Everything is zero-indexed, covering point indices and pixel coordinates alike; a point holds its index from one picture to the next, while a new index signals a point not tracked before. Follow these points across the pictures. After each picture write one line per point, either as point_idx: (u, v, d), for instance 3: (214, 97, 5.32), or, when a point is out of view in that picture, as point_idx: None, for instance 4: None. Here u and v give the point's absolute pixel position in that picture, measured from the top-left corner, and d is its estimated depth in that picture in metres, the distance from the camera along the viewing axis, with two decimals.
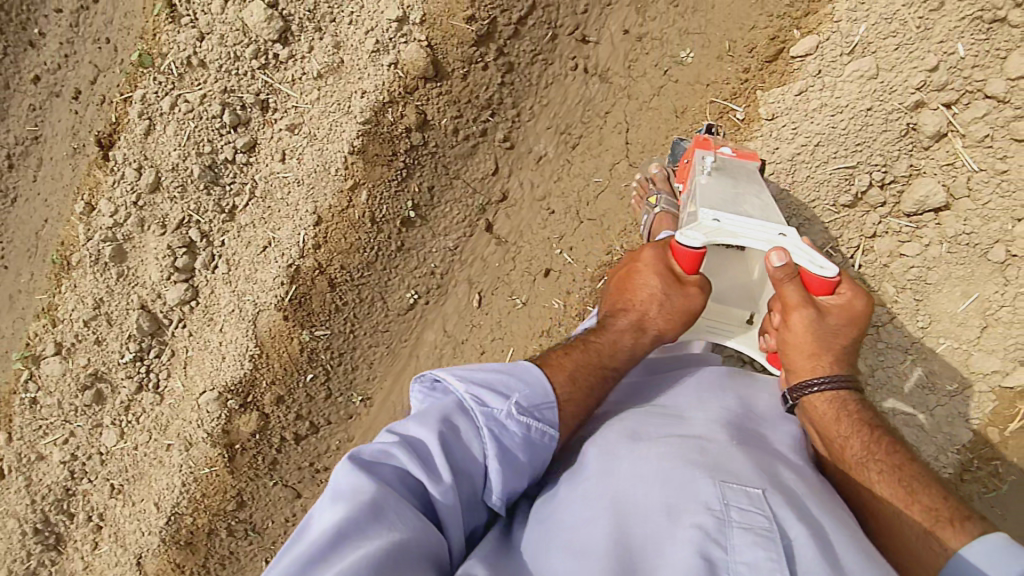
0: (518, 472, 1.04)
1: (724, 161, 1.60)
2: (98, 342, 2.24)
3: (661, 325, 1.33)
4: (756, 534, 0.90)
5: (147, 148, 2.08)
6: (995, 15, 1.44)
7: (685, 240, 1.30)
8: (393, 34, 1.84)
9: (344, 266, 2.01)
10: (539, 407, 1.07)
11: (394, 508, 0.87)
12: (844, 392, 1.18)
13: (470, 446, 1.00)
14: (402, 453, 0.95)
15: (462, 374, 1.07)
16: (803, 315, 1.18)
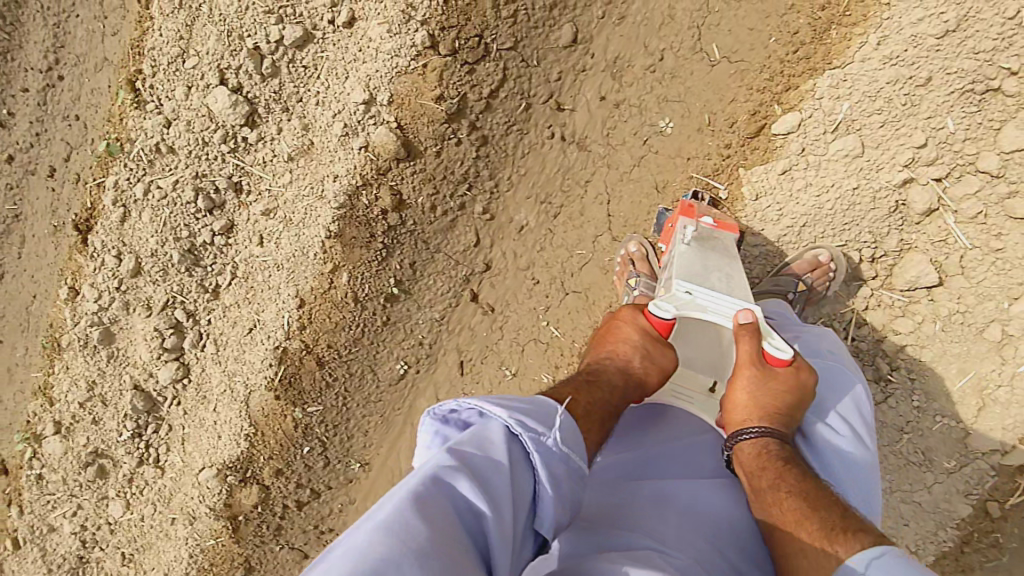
0: (565, 507, 0.88)
1: (706, 232, 1.52)
2: (95, 422, 2.18)
3: (645, 376, 1.23)
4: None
5: (124, 234, 2.03)
6: (989, 84, 1.37)
7: (657, 310, 1.26)
8: (361, 117, 1.78)
9: (330, 344, 1.95)
10: (575, 441, 0.93)
11: (444, 552, 0.70)
12: (770, 441, 1.13)
13: (522, 474, 0.84)
14: (462, 473, 0.78)
15: (498, 400, 0.92)
16: (746, 370, 1.17)
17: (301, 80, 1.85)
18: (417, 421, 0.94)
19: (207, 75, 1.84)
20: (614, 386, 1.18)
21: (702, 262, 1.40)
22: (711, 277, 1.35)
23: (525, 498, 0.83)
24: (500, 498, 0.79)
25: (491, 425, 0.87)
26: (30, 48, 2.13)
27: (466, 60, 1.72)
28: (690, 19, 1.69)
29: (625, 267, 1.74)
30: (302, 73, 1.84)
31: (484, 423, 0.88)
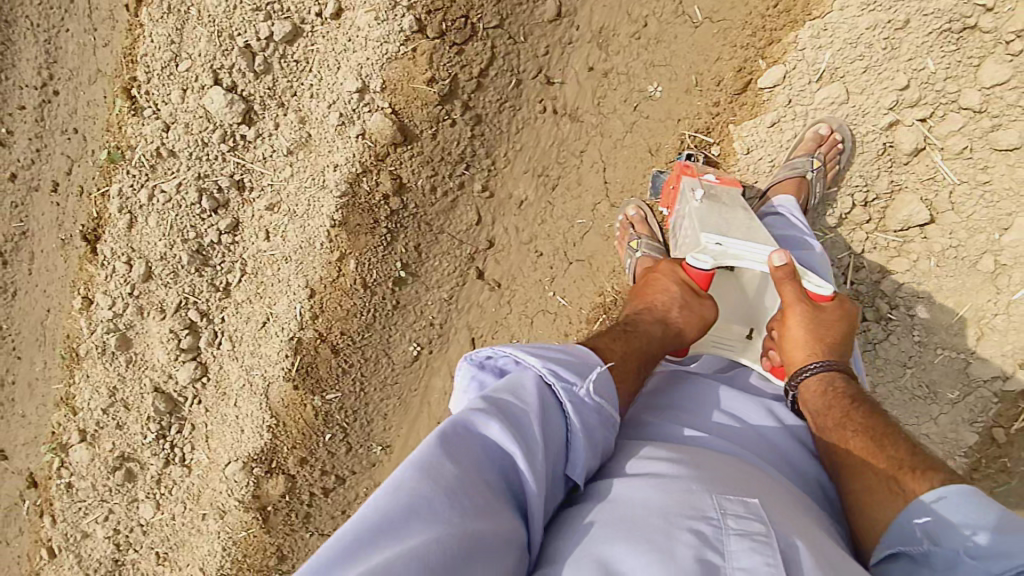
0: (595, 449, 0.94)
1: (711, 188, 1.55)
2: (119, 427, 2.22)
3: (682, 325, 1.32)
4: (755, 539, 0.79)
5: (132, 241, 2.07)
6: (965, 23, 1.43)
7: (695, 262, 1.33)
8: (356, 105, 1.81)
9: (344, 331, 2.00)
10: (606, 390, 0.99)
11: (475, 491, 0.76)
12: (833, 374, 1.22)
13: (555, 417, 0.90)
14: (494, 415, 0.83)
15: (533, 351, 0.97)
16: (797, 309, 1.27)
17: (293, 74, 1.88)
18: (457, 367, 1.00)
19: (201, 77, 1.88)
20: (651, 334, 1.27)
21: (721, 215, 1.43)
22: (735, 226, 1.38)
23: (557, 442, 0.89)
24: (531, 438, 0.84)
25: (526, 374, 0.93)
26: (24, 66, 2.16)
27: (454, 42, 1.76)
28: None
29: (624, 231, 1.78)
30: (294, 67, 1.88)
31: (520, 374, 0.93)
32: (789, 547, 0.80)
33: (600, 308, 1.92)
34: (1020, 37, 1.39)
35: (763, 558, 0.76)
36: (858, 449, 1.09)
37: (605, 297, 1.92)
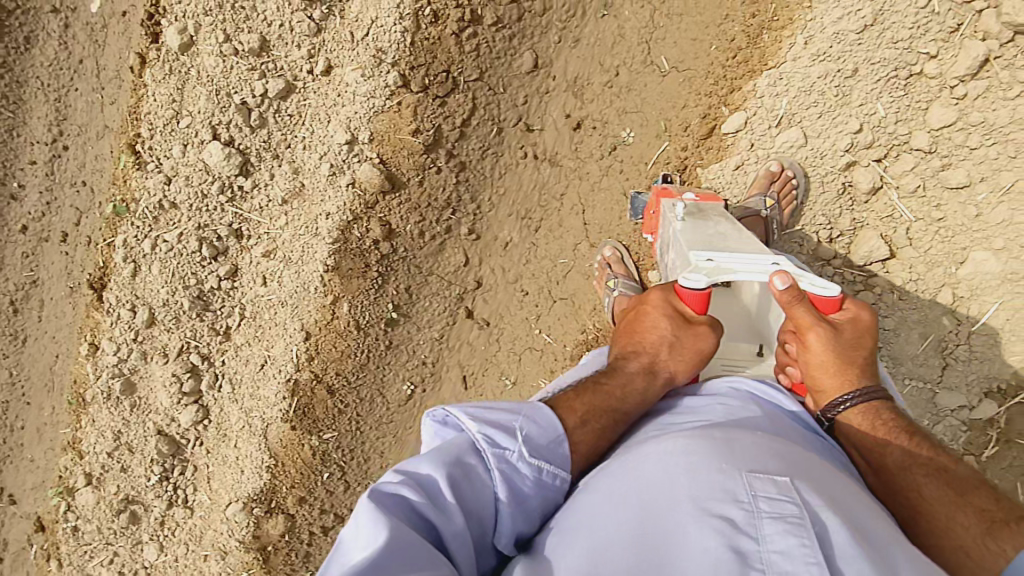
0: (525, 513, 1.03)
1: (693, 204, 1.58)
2: (123, 470, 2.29)
3: (673, 367, 1.26)
4: (788, 521, 0.85)
5: (136, 288, 2.17)
6: (911, 69, 1.55)
7: (688, 282, 1.25)
8: (346, 155, 1.91)
9: (339, 371, 2.07)
10: (547, 445, 1.07)
11: (415, 543, 0.84)
12: (872, 402, 1.17)
13: (483, 483, 0.99)
14: (412, 485, 0.92)
15: (471, 413, 1.06)
16: (821, 333, 1.15)
17: (288, 127, 1.98)
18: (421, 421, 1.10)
19: (200, 132, 1.97)
20: (630, 385, 1.23)
21: (708, 235, 1.41)
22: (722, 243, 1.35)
23: (487, 507, 0.98)
24: (450, 507, 0.93)
25: (459, 440, 1.02)
26: (35, 124, 2.28)
27: (437, 94, 1.85)
28: (638, 35, 1.82)
29: (602, 270, 1.87)
30: (288, 121, 1.98)
31: (453, 440, 1.02)
32: (822, 528, 0.85)
33: (585, 345, 2.00)
34: (963, 82, 1.52)
35: (798, 542, 0.81)
36: (932, 493, 1.08)
37: (589, 333, 2.00)
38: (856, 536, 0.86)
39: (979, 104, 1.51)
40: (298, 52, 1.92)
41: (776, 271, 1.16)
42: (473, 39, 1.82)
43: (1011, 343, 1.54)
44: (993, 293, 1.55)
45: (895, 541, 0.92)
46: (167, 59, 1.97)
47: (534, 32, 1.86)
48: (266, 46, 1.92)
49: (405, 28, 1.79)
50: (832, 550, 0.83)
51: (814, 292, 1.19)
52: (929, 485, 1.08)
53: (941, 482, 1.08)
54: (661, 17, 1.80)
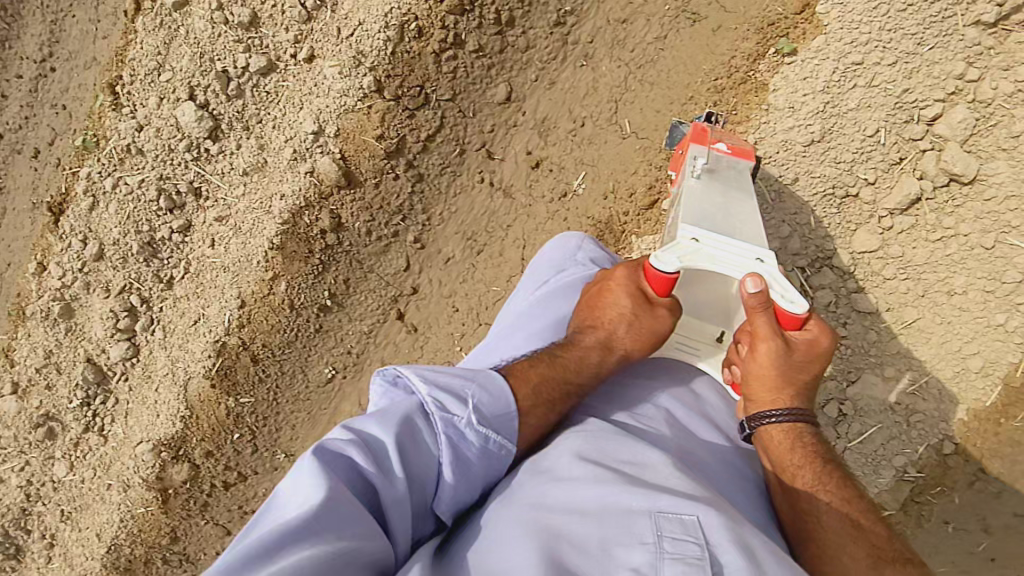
0: (467, 483, 1.00)
1: (717, 159, 1.54)
2: (48, 387, 2.33)
3: (628, 346, 1.26)
4: (687, 563, 0.83)
5: (91, 222, 2.21)
6: (848, 191, 1.59)
7: (658, 263, 1.21)
8: (310, 144, 1.95)
9: (265, 343, 2.14)
10: (499, 417, 1.03)
11: (349, 508, 0.83)
12: (800, 425, 1.17)
13: (427, 448, 0.96)
14: (355, 447, 0.91)
15: (425, 376, 1.03)
16: (770, 347, 1.15)
17: (263, 103, 2.03)
18: (371, 381, 1.08)
19: (178, 90, 2.01)
20: (586, 359, 1.23)
21: (705, 212, 1.37)
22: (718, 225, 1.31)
23: (427, 473, 0.96)
24: (389, 471, 0.91)
25: (409, 403, 1.00)
26: (28, 40, 2.32)
27: (408, 106, 1.90)
28: (610, 93, 1.87)
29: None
30: (264, 97, 2.02)
31: (403, 404, 1.00)
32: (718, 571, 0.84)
33: None
34: (891, 214, 1.58)
35: None
36: (832, 521, 1.07)
37: None
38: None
39: (901, 238, 1.58)
40: (285, 35, 1.96)
41: (751, 274, 1.15)
42: (451, 62, 1.87)
43: (881, 465, 1.62)
44: (875, 418, 1.62)
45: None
46: (160, 12, 2.02)
47: (513, 66, 1.91)
48: (257, 22, 1.96)
49: (388, 38, 1.83)
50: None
51: (781, 305, 1.16)
52: (833, 514, 1.08)
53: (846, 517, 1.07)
54: (636, 82, 1.85)
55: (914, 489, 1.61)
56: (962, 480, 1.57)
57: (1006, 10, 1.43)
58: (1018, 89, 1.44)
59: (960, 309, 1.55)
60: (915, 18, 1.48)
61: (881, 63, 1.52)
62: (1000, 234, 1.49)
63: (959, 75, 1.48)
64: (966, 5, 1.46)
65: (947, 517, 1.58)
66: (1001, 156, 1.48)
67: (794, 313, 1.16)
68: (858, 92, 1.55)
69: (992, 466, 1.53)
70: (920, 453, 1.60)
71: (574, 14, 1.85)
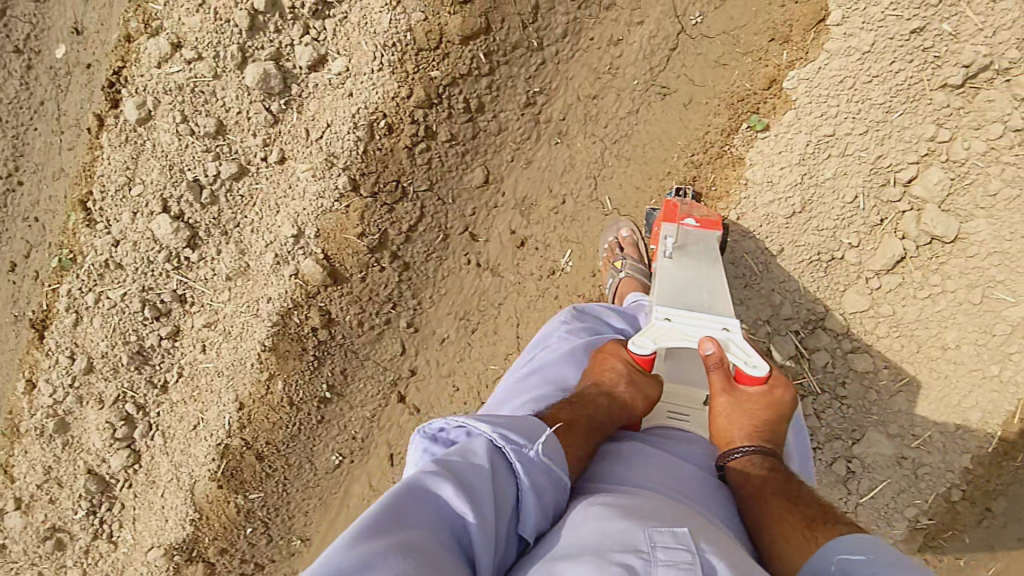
0: (546, 510, 0.94)
1: (687, 235, 1.54)
2: (51, 500, 2.19)
3: (628, 407, 1.20)
4: (680, 568, 0.80)
5: (77, 337, 2.12)
6: (834, 255, 1.64)
7: (636, 348, 1.27)
8: (291, 247, 1.94)
9: (269, 441, 2.07)
10: (555, 448, 1.00)
11: (429, 545, 0.77)
12: (760, 458, 1.14)
13: (504, 478, 0.91)
14: (443, 483, 0.86)
15: (486, 417, 1.00)
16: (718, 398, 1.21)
17: (238, 207, 2.00)
18: (410, 442, 1.02)
19: (150, 203, 1.98)
20: (593, 413, 1.17)
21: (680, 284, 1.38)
22: (689, 295, 1.35)
23: (506, 502, 0.90)
24: (482, 509, 0.85)
25: (473, 440, 0.95)
26: None
27: (386, 201, 1.89)
28: (588, 169, 1.89)
29: (612, 251, 1.81)
30: (239, 201, 1.99)
31: (470, 440, 0.96)
32: None
33: None
34: (878, 275, 1.63)
35: None
36: (771, 494, 1.08)
37: None
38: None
39: (890, 297, 1.62)
40: (253, 139, 1.94)
41: (707, 338, 1.23)
42: (425, 153, 1.86)
43: (892, 517, 1.64)
44: (883, 473, 1.64)
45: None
46: (124, 128, 1.98)
47: (488, 150, 1.91)
48: (223, 130, 1.93)
49: (358, 137, 1.83)
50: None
51: (740, 367, 1.22)
52: (772, 489, 1.10)
53: (787, 491, 1.09)
54: (612, 157, 1.87)
55: (926, 535, 1.63)
56: (971, 520, 1.60)
57: (973, 71, 1.47)
58: (992, 147, 1.50)
59: (955, 362, 1.58)
60: (882, 88, 1.55)
61: (853, 133, 1.58)
62: (987, 288, 1.54)
63: (930, 137, 1.54)
64: (932, 70, 1.51)
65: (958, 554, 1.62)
66: (981, 214, 1.53)
67: (748, 371, 1.22)
68: (833, 161, 1.60)
69: (998, 504, 1.57)
70: (928, 503, 1.62)
71: (543, 93, 1.86)
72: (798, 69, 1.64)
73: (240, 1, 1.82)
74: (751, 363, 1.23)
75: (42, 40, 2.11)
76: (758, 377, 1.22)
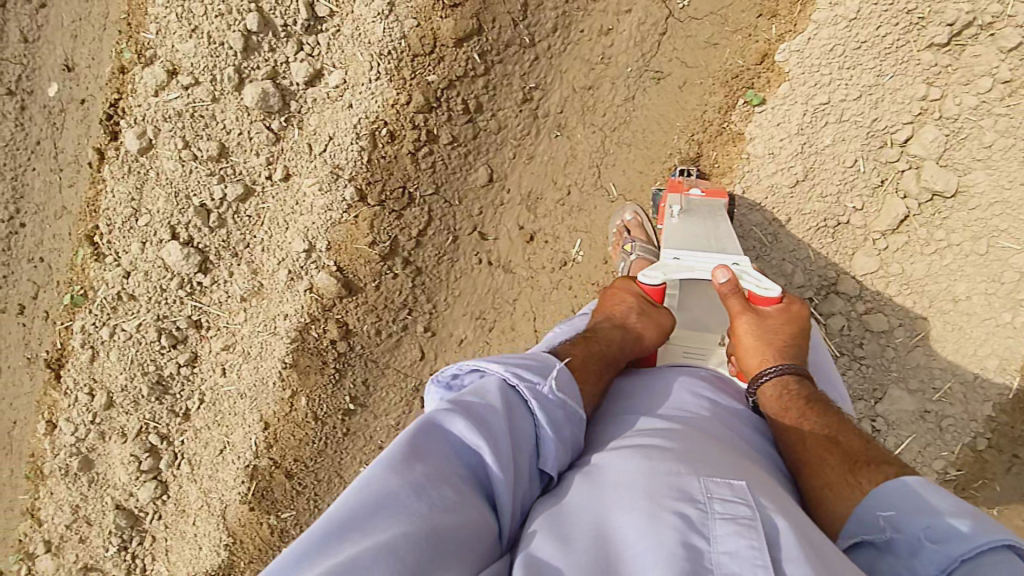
0: (563, 445, 0.98)
1: (694, 203, 1.61)
2: (82, 540, 2.19)
3: (642, 330, 1.29)
4: (740, 523, 0.81)
5: (95, 373, 2.12)
6: (839, 220, 1.68)
7: (646, 279, 1.38)
8: (304, 262, 1.96)
9: (297, 458, 2.07)
10: (567, 385, 1.03)
11: (442, 482, 0.81)
12: (788, 377, 1.21)
13: (520, 414, 0.94)
14: (458, 414, 0.89)
15: (498, 358, 1.02)
16: (741, 320, 1.28)
17: (246, 228, 2.01)
18: (426, 388, 1.05)
19: (159, 232, 1.99)
20: (611, 338, 1.25)
21: (692, 234, 1.48)
22: (699, 242, 1.45)
23: (524, 439, 0.93)
24: (497, 441, 0.88)
25: (488, 377, 0.98)
26: None
27: (393, 208, 1.91)
28: (590, 158, 1.93)
29: (620, 234, 1.85)
30: (247, 222, 2.01)
31: (484, 376, 0.99)
32: (772, 531, 0.81)
33: None
34: (884, 235, 1.66)
35: (746, 543, 0.78)
36: (813, 445, 1.09)
37: None
38: (803, 536, 0.82)
39: (898, 256, 1.66)
40: (257, 159, 1.96)
41: (721, 267, 1.33)
42: (427, 157, 1.88)
43: (923, 472, 1.67)
44: (908, 429, 1.67)
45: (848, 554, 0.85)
46: (125, 159, 1.99)
47: (489, 148, 1.93)
48: (225, 152, 1.95)
49: (361, 147, 1.85)
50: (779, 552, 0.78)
51: (753, 291, 1.33)
52: (813, 439, 1.10)
53: (829, 439, 1.10)
54: (613, 145, 1.90)
55: (957, 486, 1.65)
56: (999, 468, 1.61)
57: (957, 29, 1.50)
58: (982, 101, 1.52)
59: (968, 314, 1.61)
60: (871, 52, 1.58)
61: (847, 98, 1.61)
62: (991, 238, 1.56)
63: (922, 96, 1.57)
64: (919, 31, 1.54)
65: (993, 503, 1.63)
66: (978, 166, 1.56)
67: (765, 293, 1.32)
68: (830, 129, 1.63)
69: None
70: (957, 454, 1.64)
71: (539, 89, 1.89)
72: (787, 42, 1.67)
73: (232, 23, 1.83)
74: (764, 286, 1.33)
75: (35, 81, 2.08)
76: (774, 298, 1.32)
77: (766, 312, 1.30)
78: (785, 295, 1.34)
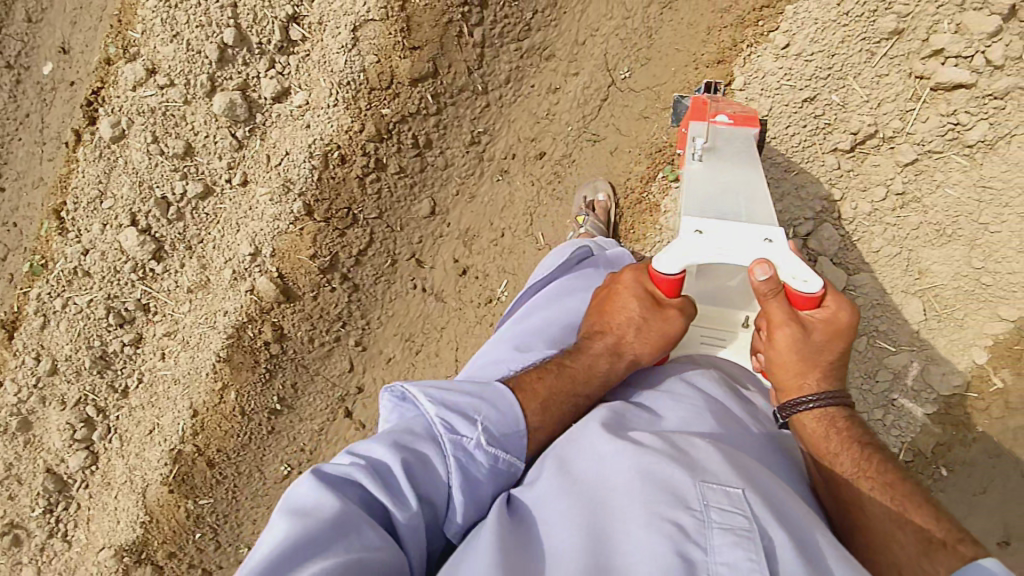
0: (479, 501, 1.02)
1: (720, 134, 1.53)
2: (10, 497, 2.27)
3: (638, 350, 1.22)
4: (738, 534, 0.84)
5: (43, 339, 2.21)
6: None
7: (660, 266, 1.18)
8: (248, 264, 2.06)
9: (220, 448, 2.15)
10: (506, 435, 1.04)
11: (360, 522, 0.87)
12: (832, 410, 1.10)
13: (435, 469, 0.98)
14: (363, 470, 0.94)
15: (432, 395, 1.04)
16: (784, 336, 1.08)
17: (203, 225, 2.14)
18: (381, 403, 1.11)
19: (120, 216, 2.10)
20: (593, 367, 1.20)
21: (712, 188, 1.37)
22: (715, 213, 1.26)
23: (436, 493, 0.98)
24: (400, 495, 0.94)
25: (416, 423, 1.03)
26: None
27: (337, 226, 2.01)
28: (525, 206, 2.08)
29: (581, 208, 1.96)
30: (204, 219, 2.13)
31: (416, 421, 1.04)
32: (769, 543, 0.84)
33: None
34: None
35: (744, 555, 0.81)
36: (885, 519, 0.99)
37: None
38: (798, 548, 0.85)
39: None
40: (219, 162, 2.08)
41: (760, 262, 1.08)
42: (374, 183, 2.00)
43: None
44: None
45: (838, 553, 0.88)
46: (100, 144, 2.11)
47: (434, 183, 2.06)
48: (191, 152, 2.07)
49: (313, 166, 1.96)
50: (775, 565, 0.83)
51: (795, 289, 1.08)
52: (875, 502, 1.01)
53: (891, 509, 0.99)
54: (547, 197, 2.07)
55: None
56: None
57: (860, 138, 1.66)
58: (875, 209, 1.67)
59: None
60: (782, 148, 1.74)
61: None
62: (870, 337, 1.69)
63: (824, 195, 1.71)
64: (824, 135, 1.69)
65: None
66: (866, 269, 1.69)
67: (809, 294, 1.08)
68: None
69: None
70: None
71: (487, 133, 2.05)
72: None
73: (211, 34, 1.96)
74: (807, 281, 1.08)
75: (31, 58, 2.22)
76: (817, 299, 1.09)
77: (807, 317, 1.10)
78: (829, 289, 1.10)
